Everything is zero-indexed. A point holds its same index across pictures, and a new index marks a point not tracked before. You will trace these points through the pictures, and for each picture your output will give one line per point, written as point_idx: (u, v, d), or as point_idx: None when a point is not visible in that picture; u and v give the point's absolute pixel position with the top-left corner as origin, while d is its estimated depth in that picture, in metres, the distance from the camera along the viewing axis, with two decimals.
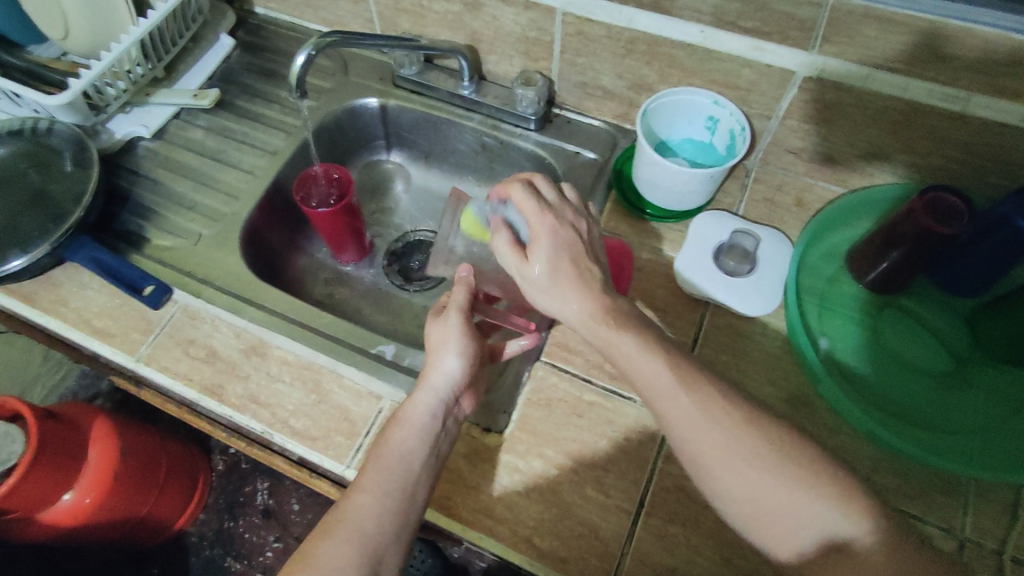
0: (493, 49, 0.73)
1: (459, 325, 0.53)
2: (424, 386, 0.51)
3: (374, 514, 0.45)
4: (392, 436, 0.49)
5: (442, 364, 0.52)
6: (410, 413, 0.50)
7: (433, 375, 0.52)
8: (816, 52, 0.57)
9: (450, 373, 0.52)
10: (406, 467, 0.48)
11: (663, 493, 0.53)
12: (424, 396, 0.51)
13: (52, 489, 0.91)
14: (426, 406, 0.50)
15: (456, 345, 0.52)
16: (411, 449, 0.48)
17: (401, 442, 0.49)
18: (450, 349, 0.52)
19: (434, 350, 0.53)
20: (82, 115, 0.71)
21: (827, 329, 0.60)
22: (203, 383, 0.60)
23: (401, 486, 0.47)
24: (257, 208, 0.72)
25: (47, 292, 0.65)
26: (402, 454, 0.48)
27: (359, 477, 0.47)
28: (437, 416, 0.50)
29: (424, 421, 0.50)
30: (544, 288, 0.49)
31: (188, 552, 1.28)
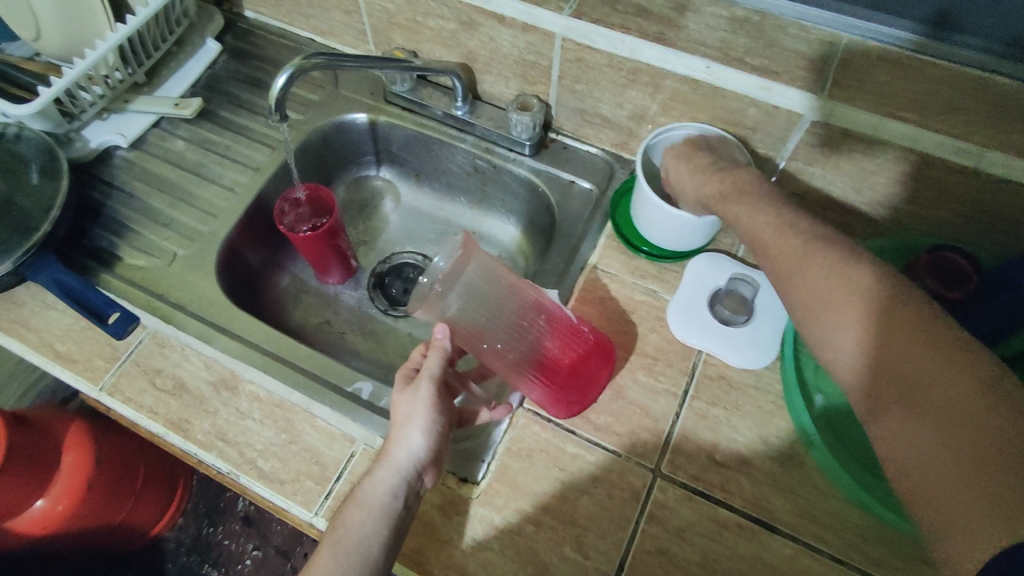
0: (489, 69, 0.70)
1: (426, 396, 0.51)
2: (386, 463, 0.49)
3: None
4: (348, 520, 0.47)
5: (406, 440, 0.49)
6: (369, 493, 0.48)
7: (396, 452, 0.49)
8: (826, 96, 0.54)
9: (414, 451, 0.49)
10: (361, 553, 0.46)
11: (644, 557, 0.51)
12: (385, 475, 0.48)
13: (23, 498, 0.88)
14: (387, 486, 0.48)
15: (420, 420, 0.50)
16: (368, 535, 0.47)
17: (359, 525, 0.47)
18: (414, 424, 0.50)
19: (400, 424, 0.50)
20: (54, 123, 0.68)
21: (823, 385, 0.56)
22: (168, 417, 0.57)
23: None
24: (236, 227, 0.69)
25: (10, 311, 0.62)
26: (359, 540, 0.47)
27: (314, 561, 0.46)
28: (397, 496, 0.48)
29: (383, 502, 0.48)
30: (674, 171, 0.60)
31: (164, 557, 1.26)
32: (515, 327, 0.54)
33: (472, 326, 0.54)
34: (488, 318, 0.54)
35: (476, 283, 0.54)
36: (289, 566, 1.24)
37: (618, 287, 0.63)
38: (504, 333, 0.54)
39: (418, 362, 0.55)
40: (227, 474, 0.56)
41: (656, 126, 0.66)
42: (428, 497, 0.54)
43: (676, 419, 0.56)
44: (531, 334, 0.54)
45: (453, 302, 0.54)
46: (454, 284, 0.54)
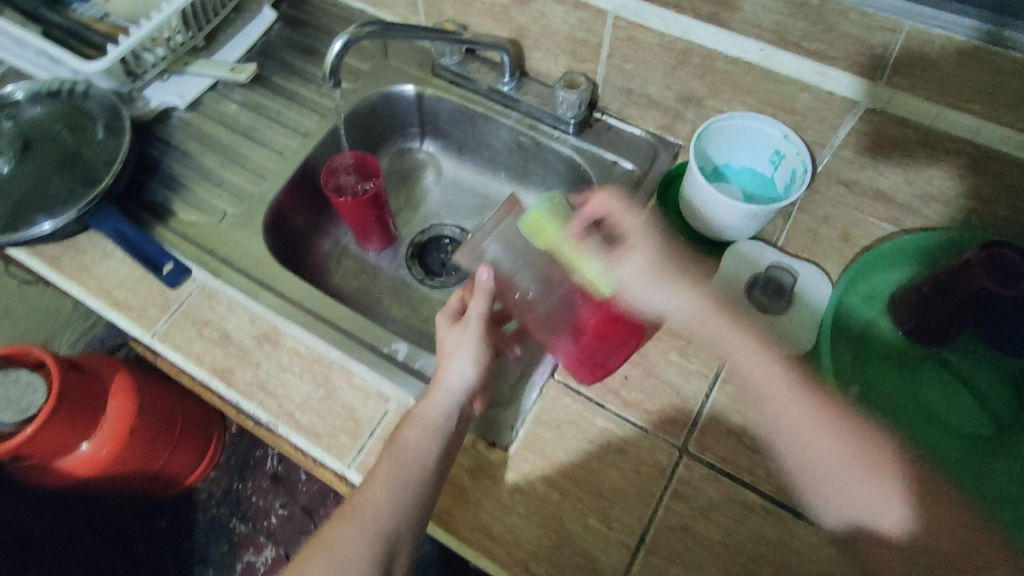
0: (538, 46, 0.70)
1: (472, 332, 0.55)
2: (439, 387, 0.53)
3: (388, 506, 0.49)
4: (406, 437, 0.51)
5: (456, 368, 0.53)
6: (426, 414, 0.51)
7: (448, 378, 0.53)
8: (883, 83, 0.53)
9: (465, 377, 0.53)
10: (419, 464, 0.50)
11: (666, 532, 0.52)
12: (439, 397, 0.52)
13: (72, 439, 0.93)
14: (441, 407, 0.52)
15: (468, 350, 0.54)
16: (423, 450, 0.50)
17: (415, 442, 0.51)
18: (464, 355, 0.54)
19: (449, 354, 0.54)
20: (118, 81, 0.71)
21: (858, 377, 0.57)
22: (214, 366, 0.60)
23: (419, 487, 0.50)
24: (283, 190, 0.71)
25: (72, 258, 0.66)
26: (415, 455, 0.50)
27: (375, 471, 0.51)
28: (451, 416, 0.52)
29: (438, 422, 0.51)
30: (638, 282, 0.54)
31: (195, 507, 1.32)
32: (547, 279, 0.55)
33: (509, 272, 0.56)
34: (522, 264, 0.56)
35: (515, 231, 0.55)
36: (313, 525, 1.29)
37: None
38: (535, 282, 0.56)
39: (458, 307, 0.58)
40: (266, 423, 0.59)
41: (704, 109, 0.65)
42: (458, 459, 0.55)
43: (706, 402, 0.57)
44: (562, 288, 0.55)
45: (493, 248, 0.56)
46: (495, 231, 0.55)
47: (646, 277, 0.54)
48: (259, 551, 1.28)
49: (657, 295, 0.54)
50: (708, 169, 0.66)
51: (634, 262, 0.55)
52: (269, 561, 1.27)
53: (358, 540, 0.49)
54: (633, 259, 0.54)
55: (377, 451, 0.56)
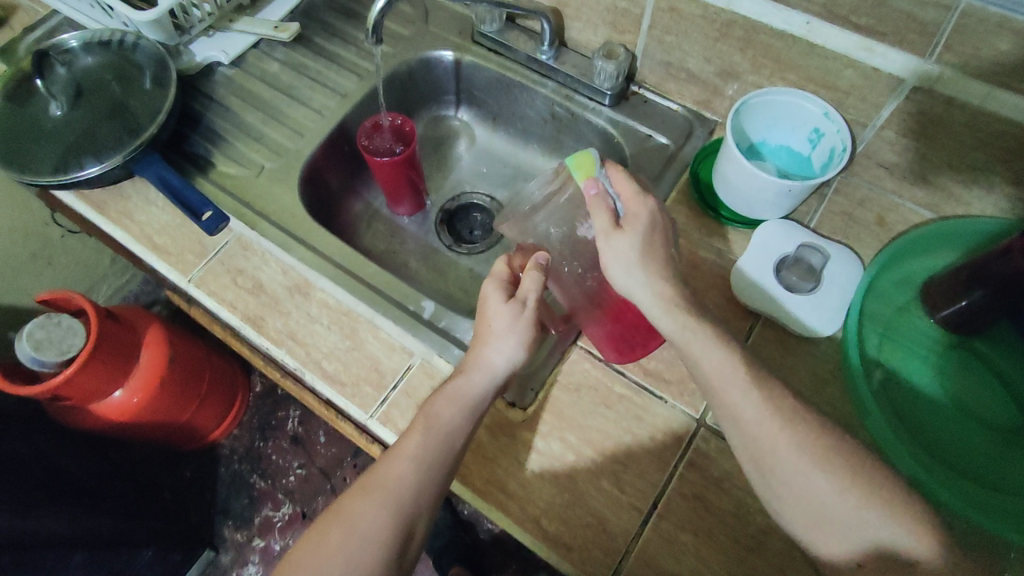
0: (579, 15, 0.70)
1: (526, 316, 0.53)
2: (480, 366, 0.52)
3: (410, 479, 0.49)
4: (440, 412, 0.51)
5: (503, 350, 0.52)
6: (463, 391, 0.51)
7: (492, 358, 0.52)
8: (933, 61, 0.51)
9: (509, 362, 0.52)
10: (448, 442, 0.50)
11: (679, 500, 0.52)
12: (479, 376, 0.52)
13: (105, 384, 0.96)
14: (482, 386, 0.52)
15: (519, 335, 0.52)
16: (457, 426, 0.51)
17: (449, 418, 0.51)
18: (513, 338, 0.52)
19: (498, 335, 0.52)
20: (166, 35, 0.74)
21: (885, 361, 0.56)
22: (246, 313, 0.62)
23: (443, 457, 0.50)
24: (320, 148, 0.73)
25: (116, 203, 0.68)
26: (448, 430, 0.50)
27: (403, 442, 0.51)
28: (487, 397, 0.52)
29: (474, 400, 0.51)
30: (632, 255, 0.49)
31: (219, 462, 1.37)
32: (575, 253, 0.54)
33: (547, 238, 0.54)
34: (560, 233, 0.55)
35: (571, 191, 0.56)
36: (329, 486, 1.32)
37: (683, 242, 0.64)
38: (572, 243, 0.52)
39: (507, 275, 0.55)
40: (293, 370, 0.60)
41: (744, 84, 0.65)
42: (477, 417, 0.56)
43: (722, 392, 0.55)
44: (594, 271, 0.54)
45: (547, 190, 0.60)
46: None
47: (631, 261, 0.49)
48: (277, 507, 1.32)
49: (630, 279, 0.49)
50: (742, 145, 0.66)
51: (626, 243, 0.49)
52: (287, 517, 1.31)
53: (375, 516, 0.48)
54: (628, 239, 0.49)
55: (399, 404, 0.57)
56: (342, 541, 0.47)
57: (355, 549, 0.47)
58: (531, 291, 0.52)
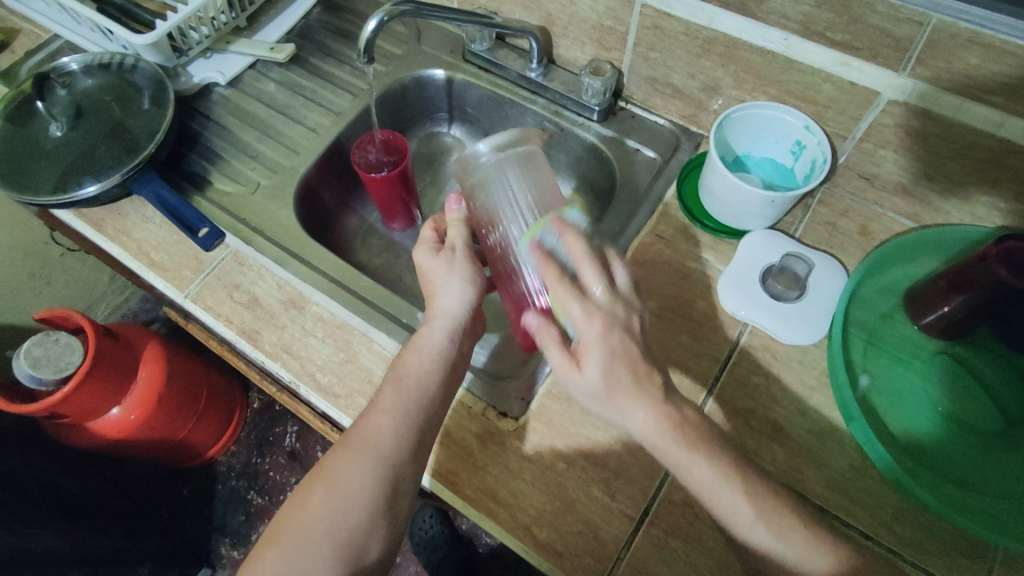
0: (567, 33, 0.72)
1: (460, 257, 0.54)
2: (438, 314, 0.53)
3: (389, 431, 0.49)
4: (408, 362, 0.52)
5: (453, 292, 0.53)
6: (425, 340, 0.52)
7: (445, 303, 0.53)
8: (907, 75, 0.53)
9: (461, 302, 0.53)
10: (421, 389, 0.51)
11: (669, 506, 0.53)
12: (439, 323, 0.52)
13: (104, 401, 0.97)
14: (443, 332, 0.52)
15: (462, 273, 0.53)
16: (427, 373, 0.51)
17: (418, 364, 0.51)
18: (458, 277, 0.53)
19: (443, 281, 0.53)
20: (164, 56, 0.75)
21: (870, 367, 0.57)
22: (241, 327, 0.63)
23: (417, 411, 0.50)
24: (315, 164, 0.74)
25: (114, 220, 0.69)
26: (417, 378, 0.51)
27: (378, 397, 0.51)
28: (454, 340, 0.52)
29: (439, 346, 0.52)
30: (595, 395, 0.45)
31: (215, 479, 1.36)
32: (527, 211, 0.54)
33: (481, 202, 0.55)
34: (512, 200, 0.54)
35: (531, 157, 0.56)
36: None
37: (671, 253, 0.65)
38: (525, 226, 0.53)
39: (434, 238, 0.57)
40: (288, 383, 0.61)
41: (727, 99, 0.66)
42: (468, 425, 0.57)
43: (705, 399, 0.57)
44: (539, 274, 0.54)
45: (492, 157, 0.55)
46: (501, 148, 0.55)
47: (604, 396, 0.44)
48: None
49: (606, 412, 0.45)
50: (728, 159, 0.67)
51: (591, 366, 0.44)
52: None
53: (360, 471, 0.48)
54: (592, 366, 0.44)
55: None
56: (326, 501, 0.48)
57: (338, 505, 0.47)
58: (457, 237, 0.55)
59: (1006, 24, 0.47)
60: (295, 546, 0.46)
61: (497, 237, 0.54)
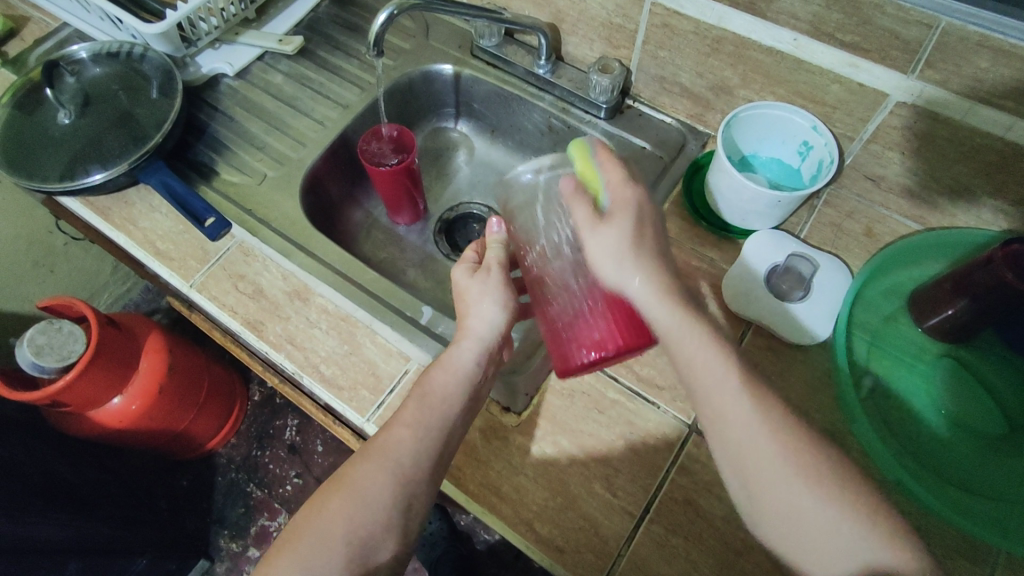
0: (576, 30, 0.72)
1: (496, 278, 0.53)
2: (468, 334, 0.52)
3: (411, 447, 0.49)
4: (435, 381, 0.51)
5: (484, 314, 0.52)
6: (453, 360, 0.52)
7: (475, 324, 0.52)
8: (916, 77, 0.53)
9: (492, 325, 0.52)
10: (446, 408, 0.51)
11: (670, 503, 0.53)
12: (468, 344, 0.52)
13: (105, 390, 0.97)
14: (472, 354, 0.52)
15: (495, 295, 0.52)
16: (452, 393, 0.51)
17: (445, 385, 0.51)
18: (491, 298, 0.52)
19: (475, 300, 0.53)
20: (174, 46, 0.75)
21: (874, 369, 0.57)
22: (246, 317, 0.63)
23: (440, 430, 0.50)
24: (322, 157, 0.75)
25: (120, 209, 0.70)
26: (443, 397, 0.51)
27: (403, 411, 0.51)
28: (481, 363, 0.52)
29: (467, 368, 0.52)
30: (612, 250, 0.47)
31: (215, 471, 1.37)
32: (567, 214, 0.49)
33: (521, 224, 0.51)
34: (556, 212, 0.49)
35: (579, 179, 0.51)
36: None
37: (676, 252, 0.65)
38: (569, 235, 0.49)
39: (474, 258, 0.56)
40: (291, 374, 0.61)
41: (735, 98, 0.66)
42: (471, 420, 0.57)
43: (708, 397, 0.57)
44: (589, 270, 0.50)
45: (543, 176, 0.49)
46: (552, 168, 0.49)
47: (620, 252, 0.47)
48: (273, 516, 1.32)
49: (619, 269, 0.46)
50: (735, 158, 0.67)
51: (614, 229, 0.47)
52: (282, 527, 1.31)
53: (376, 478, 0.48)
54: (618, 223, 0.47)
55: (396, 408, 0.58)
56: (343, 504, 0.48)
57: (355, 511, 0.48)
58: (495, 257, 0.54)
59: (1016, 28, 0.47)
60: (310, 548, 0.47)
61: (535, 257, 0.50)
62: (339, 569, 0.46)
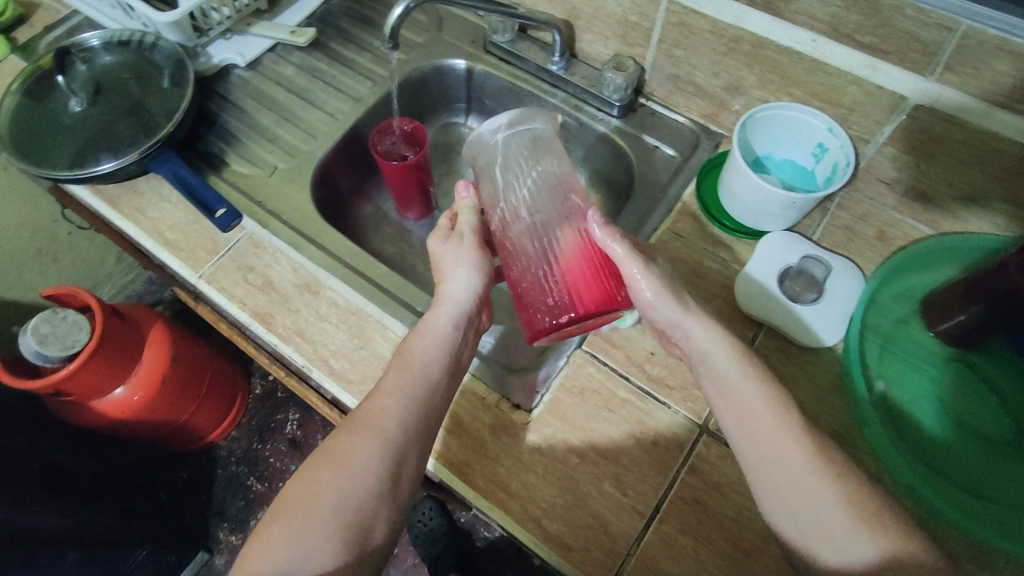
0: (590, 28, 0.72)
1: (470, 245, 0.55)
2: (445, 299, 0.54)
3: (395, 415, 0.49)
4: (414, 347, 0.52)
5: (460, 279, 0.54)
6: (431, 325, 0.53)
7: (452, 290, 0.54)
8: (934, 80, 0.53)
9: (468, 289, 0.54)
10: (425, 374, 0.51)
11: (680, 504, 0.53)
12: (446, 309, 0.54)
13: (108, 380, 0.97)
14: (449, 317, 0.53)
15: (470, 261, 0.55)
16: (432, 359, 0.52)
17: (425, 351, 0.52)
18: (466, 264, 0.55)
19: (451, 267, 0.55)
20: (185, 35, 0.75)
21: (884, 372, 0.57)
22: (255, 309, 0.62)
23: (422, 398, 0.51)
24: (333, 150, 0.74)
25: (130, 198, 0.69)
26: (424, 364, 0.51)
27: (384, 379, 0.51)
28: (458, 328, 0.54)
29: (445, 332, 0.53)
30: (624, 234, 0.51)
31: (215, 463, 1.36)
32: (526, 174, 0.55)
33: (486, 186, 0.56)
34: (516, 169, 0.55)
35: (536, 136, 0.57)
36: None
37: (688, 251, 0.65)
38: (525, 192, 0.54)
39: (449, 226, 0.58)
40: (300, 367, 0.61)
41: (750, 99, 0.66)
42: (481, 416, 0.57)
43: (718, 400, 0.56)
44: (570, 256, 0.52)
45: (503, 135, 0.57)
46: (511, 126, 0.57)
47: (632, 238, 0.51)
48: None
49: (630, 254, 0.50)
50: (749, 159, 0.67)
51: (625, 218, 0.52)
52: None
53: (366, 450, 0.48)
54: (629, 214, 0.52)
55: None
56: (334, 477, 0.47)
57: (346, 484, 0.47)
58: (467, 223, 0.56)
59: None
60: (300, 520, 0.46)
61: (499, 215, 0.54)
62: (332, 541, 0.46)
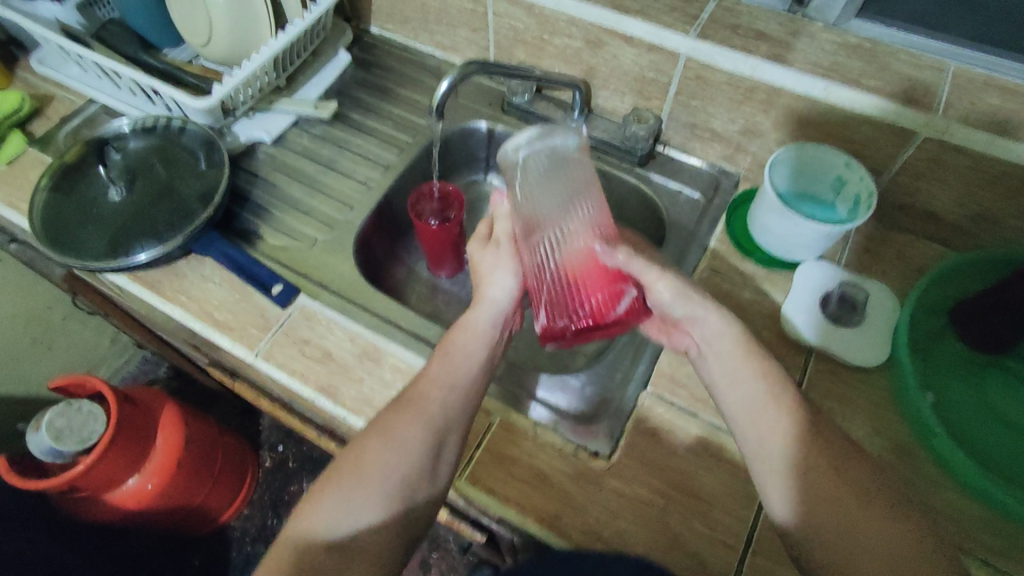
0: (606, 85, 0.77)
1: (505, 249, 0.58)
2: (483, 301, 0.57)
3: (441, 399, 0.51)
4: (457, 340, 0.55)
5: (498, 281, 0.57)
6: (473, 322, 0.56)
7: (492, 292, 0.57)
8: (941, 115, 0.58)
9: (505, 290, 0.57)
10: (469, 363, 0.54)
11: (770, 533, 0.54)
12: (485, 309, 0.57)
13: (122, 471, 0.93)
14: (488, 317, 0.56)
15: (507, 265, 0.57)
16: (475, 352, 0.54)
17: (466, 344, 0.55)
18: (503, 269, 0.57)
19: (488, 272, 0.58)
20: (214, 118, 0.75)
21: (934, 384, 0.61)
22: (318, 383, 0.62)
23: (467, 390, 0.53)
24: (370, 217, 0.76)
25: (171, 281, 0.68)
26: (466, 356, 0.54)
27: (429, 366, 0.54)
28: (496, 326, 0.56)
29: (484, 329, 0.56)
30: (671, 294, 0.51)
31: (230, 545, 1.27)
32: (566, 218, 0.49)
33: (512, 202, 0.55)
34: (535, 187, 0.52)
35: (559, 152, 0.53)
36: None
37: (730, 287, 0.68)
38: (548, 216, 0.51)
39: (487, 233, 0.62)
40: None
41: (766, 141, 0.71)
42: (560, 466, 0.58)
43: None
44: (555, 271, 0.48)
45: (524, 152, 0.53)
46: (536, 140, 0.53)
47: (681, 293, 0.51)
48: None
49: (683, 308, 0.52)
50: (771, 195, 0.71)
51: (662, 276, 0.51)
52: None
53: (416, 433, 0.49)
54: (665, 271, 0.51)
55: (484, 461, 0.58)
56: (382, 451, 0.48)
57: (393, 457, 0.48)
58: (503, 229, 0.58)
59: (1013, 70, 0.58)
60: (349, 488, 0.47)
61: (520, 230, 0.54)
62: (380, 502, 0.47)
